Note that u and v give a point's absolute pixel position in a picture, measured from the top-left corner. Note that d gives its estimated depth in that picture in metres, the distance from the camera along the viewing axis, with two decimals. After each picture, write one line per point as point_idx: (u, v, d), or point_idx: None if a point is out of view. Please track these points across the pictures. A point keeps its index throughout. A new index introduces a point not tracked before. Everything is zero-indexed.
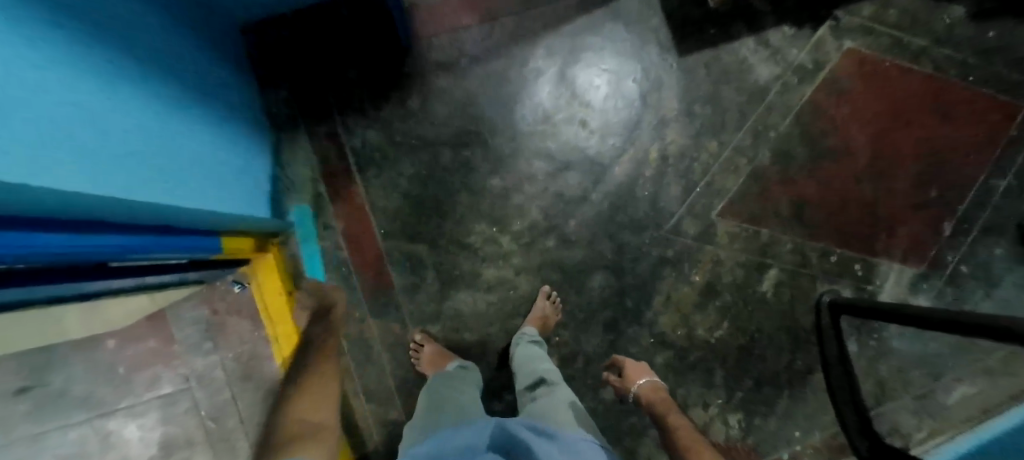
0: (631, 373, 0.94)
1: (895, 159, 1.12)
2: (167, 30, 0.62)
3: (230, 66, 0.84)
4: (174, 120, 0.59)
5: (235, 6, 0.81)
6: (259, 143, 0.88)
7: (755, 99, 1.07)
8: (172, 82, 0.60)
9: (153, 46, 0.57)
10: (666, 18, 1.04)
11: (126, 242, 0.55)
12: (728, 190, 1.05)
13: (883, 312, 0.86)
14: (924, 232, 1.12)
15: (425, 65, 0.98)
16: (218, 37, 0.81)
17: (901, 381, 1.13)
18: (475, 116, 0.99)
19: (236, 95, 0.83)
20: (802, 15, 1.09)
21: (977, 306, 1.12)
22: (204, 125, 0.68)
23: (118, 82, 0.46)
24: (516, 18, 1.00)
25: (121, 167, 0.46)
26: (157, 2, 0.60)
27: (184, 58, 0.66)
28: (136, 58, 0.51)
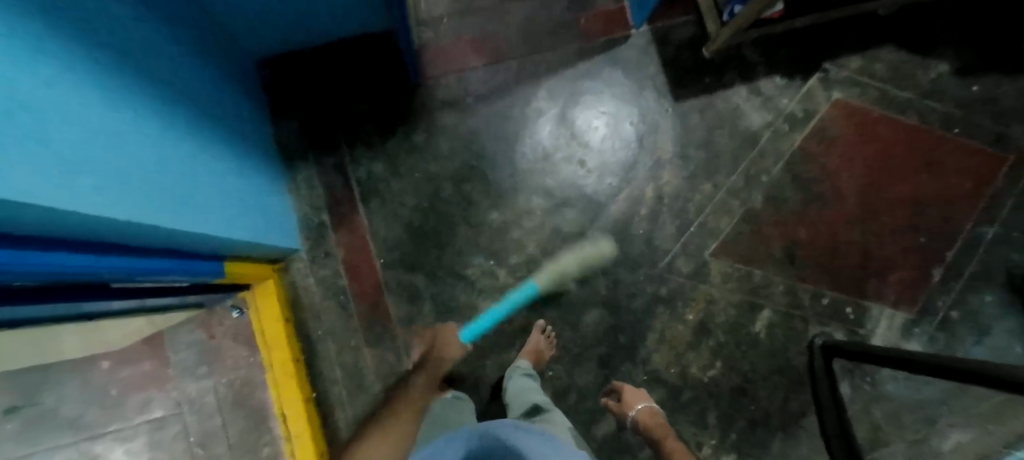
0: (628, 398, 0.94)
1: (884, 206, 1.16)
2: (181, 60, 0.65)
3: (245, 97, 0.88)
4: (180, 145, 0.61)
5: (254, 39, 0.86)
6: (269, 173, 0.91)
7: (747, 144, 1.11)
8: (180, 109, 0.63)
9: (165, 75, 0.60)
10: (663, 66, 1.10)
11: (136, 264, 0.58)
12: (721, 231, 1.07)
13: (878, 352, 0.86)
14: (914, 277, 1.14)
15: (431, 102, 1.02)
16: (234, 68, 0.85)
17: (895, 426, 1.12)
18: (478, 152, 1.02)
19: (246, 123, 0.86)
20: (792, 67, 1.15)
21: (969, 352, 1.12)
22: (213, 152, 0.71)
23: (124, 106, 0.49)
24: (520, 61, 1.05)
25: (133, 190, 0.49)
26: (174, 38, 0.64)
27: (196, 87, 0.69)
28: (144, 86, 0.54)
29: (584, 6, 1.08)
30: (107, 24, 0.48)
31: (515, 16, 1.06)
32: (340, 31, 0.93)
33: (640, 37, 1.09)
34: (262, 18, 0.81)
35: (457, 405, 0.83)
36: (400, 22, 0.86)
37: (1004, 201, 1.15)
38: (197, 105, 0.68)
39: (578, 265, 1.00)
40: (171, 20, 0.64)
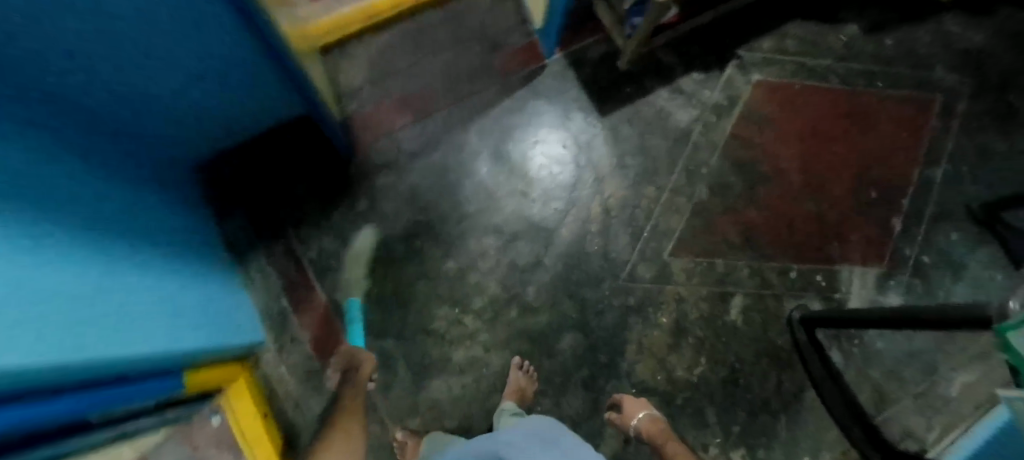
0: (628, 409, 0.93)
1: (825, 171, 1.18)
2: (112, 187, 0.67)
3: (184, 205, 0.90)
4: (126, 268, 0.62)
5: (185, 147, 0.90)
6: (219, 274, 0.91)
7: (680, 142, 1.14)
8: (119, 232, 0.64)
9: (97, 205, 0.61)
10: (583, 86, 1.14)
11: (107, 397, 0.58)
12: (674, 230, 1.09)
13: (857, 314, 0.86)
14: (875, 232, 1.15)
15: (367, 169, 1.05)
16: (166, 179, 0.86)
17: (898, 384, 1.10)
18: (422, 207, 1.04)
19: (188, 229, 0.87)
20: (707, 60, 1.19)
21: (951, 293, 1.11)
22: (162, 267, 0.72)
23: (63, 245, 0.50)
24: (446, 112, 1.09)
25: (93, 326, 0.51)
26: (106, 169, 0.67)
27: (135, 208, 0.71)
28: (80, 219, 0.55)
29: (496, 47, 1.12)
30: (41, 174, 0.50)
31: (432, 72, 1.10)
32: (264, 123, 0.96)
33: (556, 64, 1.14)
34: (187, 125, 0.83)
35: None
36: (319, 105, 0.90)
37: (939, 141, 1.19)
38: (138, 225, 0.69)
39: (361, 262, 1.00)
40: (94, 150, 0.65)
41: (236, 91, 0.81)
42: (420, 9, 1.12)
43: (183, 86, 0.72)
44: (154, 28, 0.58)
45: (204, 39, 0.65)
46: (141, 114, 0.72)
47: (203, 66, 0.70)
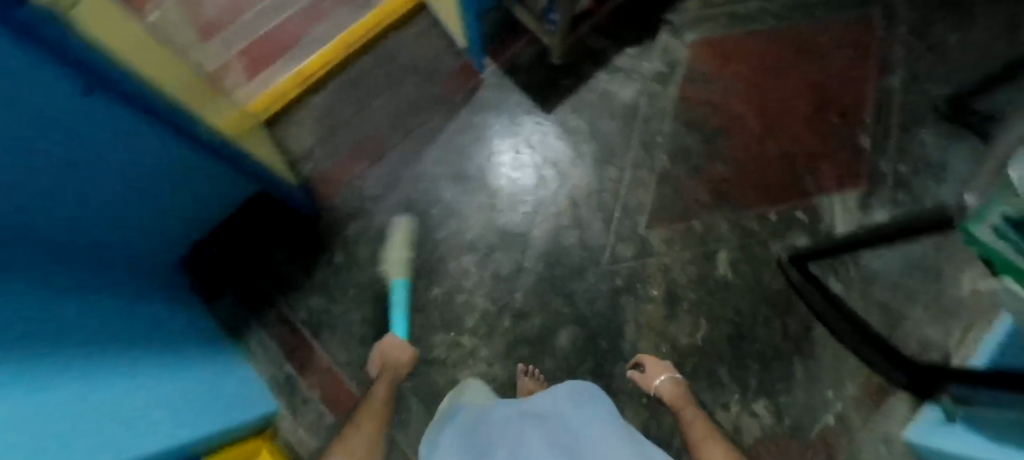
0: (651, 372, 0.96)
1: (781, 106, 1.16)
2: (108, 305, 0.71)
3: (175, 299, 0.94)
4: (139, 372, 0.67)
5: (164, 248, 0.94)
6: (227, 357, 0.95)
7: (629, 118, 1.15)
8: (124, 345, 0.68)
9: (100, 322, 0.65)
10: (523, 90, 1.16)
11: None
12: (644, 203, 1.10)
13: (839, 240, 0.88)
14: (847, 154, 1.13)
15: (339, 221, 1.10)
16: (155, 282, 0.91)
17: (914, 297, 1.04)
18: (398, 244, 1.08)
19: (187, 323, 0.91)
20: (637, 33, 1.19)
21: (941, 195, 1.09)
22: (173, 363, 0.77)
23: (81, 367, 0.55)
24: (399, 149, 1.14)
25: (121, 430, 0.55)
26: (101, 289, 0.72)
27: (135, 316, 0.76)
28: (88, 338, 0.60)
29: (432, 75, 1.16)
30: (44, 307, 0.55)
31: (378, 114, 1.15)
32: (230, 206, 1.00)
33: (491, 76, 1.17)
34: (159, 229, 0.87)
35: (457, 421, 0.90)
36: (274, 177, 0.94)
37: (886, 51, 1.17)
38: (138, 332, 0.73)
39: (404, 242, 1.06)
40: (86, 274, 0.70)
41: (197, 186, 0.86)
42: (346, 64, 1.15)
43: (149, 197, 0.77)
44: (103, 155, 0.62)
45: (151, 151, 0.69)
46: (118, 232, 0.77)
47: (159, 175, 0.75)
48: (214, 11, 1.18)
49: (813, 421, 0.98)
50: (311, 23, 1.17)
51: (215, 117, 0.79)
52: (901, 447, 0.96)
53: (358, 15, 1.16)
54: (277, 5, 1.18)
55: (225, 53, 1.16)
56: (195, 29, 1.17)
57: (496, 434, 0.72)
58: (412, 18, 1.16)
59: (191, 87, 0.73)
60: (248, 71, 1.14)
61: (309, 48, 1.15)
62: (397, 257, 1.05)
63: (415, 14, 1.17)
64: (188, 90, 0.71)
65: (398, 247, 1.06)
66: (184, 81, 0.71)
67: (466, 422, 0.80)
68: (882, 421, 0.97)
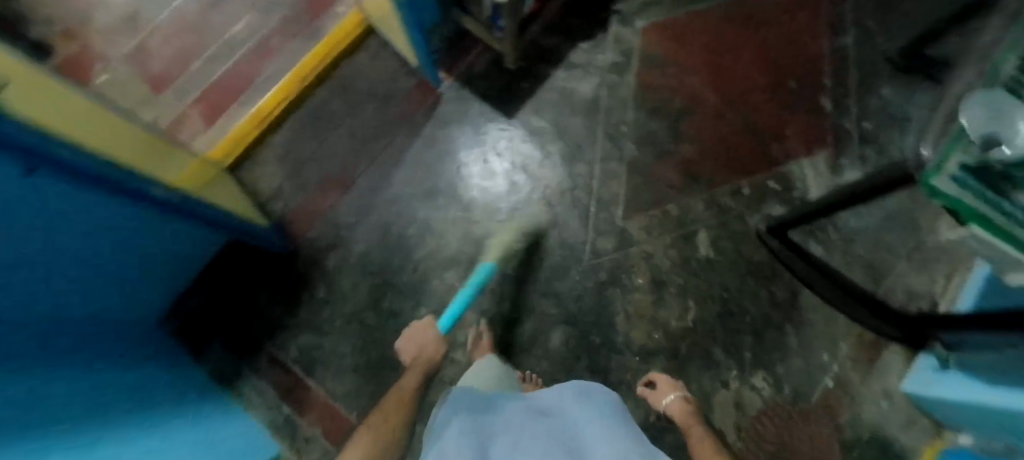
0: (662, 390, 0.94)
1: (739, 80, 1.16)
2: (109, 374, 0.71)
3: (167, 356, 0.94)
4: (148, 433, 0.67)
5: (150, 309, 0.94)
6: (227, 407, 0.95)
7: (592, 112, 1.15)
8: (128, 410, 0.68)
9: (100, 392, 0.65)
10: (483, 99, 1.16)
11: None
12: (618, 195, 1.11)
13: (810, 208, 0.90)
14: (810, 118, 1.14)
15: (317, 256, 1.09)
16: (147, 344, 0.90)
17: (895, 251, 1.05)
18: (380, 269, 1.08)
19: (183, 380, 0.91)
20: (587, 27, 1.19)
21: (907, 145, 1.09)
22: (176, 420, 0.77)
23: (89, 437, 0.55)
24: (368, 175, 1.13)
25: None
26: (101, 358, 0.72)
27: (132, 380, 0.76)
28: (89, 410, 0.60)
29: (390, 97, 1.16)
30: (46, 385, 0.56)
31: (342, 143, 1.15)
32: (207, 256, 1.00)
33: (449, 90, 1.17)
34: (142, 292, 0.88)
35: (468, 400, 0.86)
36: (240, 222, 0.94)
37: (834, 12, 1.19)
38: (139, 396, 0.74)
39: (511, 229, 1.08)
40: (88, 348, 0.70)
41: (173, 244, 0.86)
42: (305, 96, 1.16)
43: (128, 262, 0.77)
44: (77, 233, 0.63)
45: (118, 217, 0.70)
46: (106, 303, 0.77)
47: (132, 239, 0.75)
48: (163, 63, 1.17)
49: (811, 385, 0.99)
50: (263, 62, 1.17)
51: (177, 173, 0.80)
52: (901, 400, 0.97)
53: (309, 49, 1.16)
54: (226, 49, 1.18)
55: (180, 104, 1.15)
56: (147, 84, 1.16)
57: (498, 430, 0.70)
58: (362, 43, 1.18)
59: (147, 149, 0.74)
60: (207, 119, 1.14)
61: (264, 87, 1.15)
62: (505, 242, 1.07)
63: (365, 38, 1.19)
64: (144, 153, 0.72)
65: (512, 233, 1.08)
66: (139, 143, 0.71)
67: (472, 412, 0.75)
68: (879, 376, 0.99)
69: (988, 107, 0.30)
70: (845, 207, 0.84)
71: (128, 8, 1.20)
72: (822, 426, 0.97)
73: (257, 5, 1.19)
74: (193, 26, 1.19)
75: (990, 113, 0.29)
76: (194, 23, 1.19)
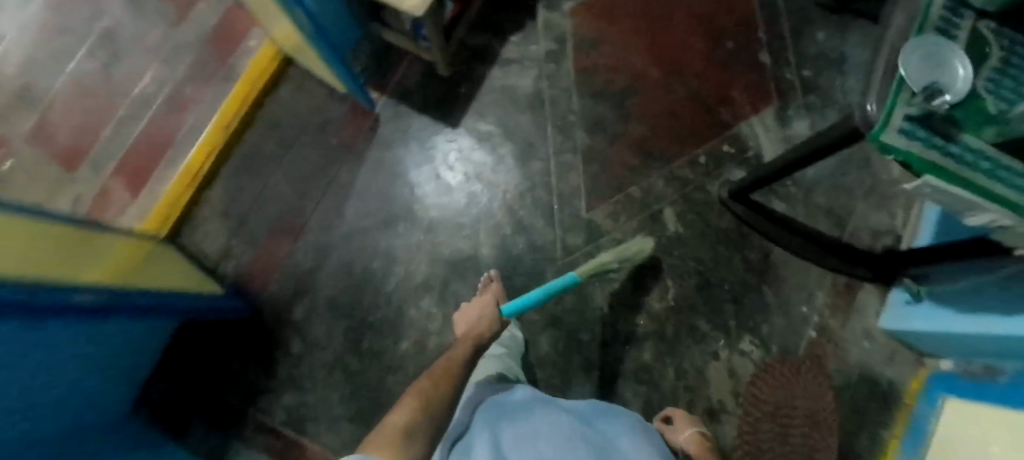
0: (679, 424, 0.90)
1: (676, 48, 1.15)
2: None
3: (148, 447, 0.88)
4: None
5: (113, 402, 0.87)
6: None
7: (537, 106, 1.12)
8: None
9: None
10: (423, 113, 1.11)
11: None
12: (579, 187, 1.09)
13: (765, 172, 0.89)
14: (752, 75, 1.13)
15: (284, 309, 1.04)
16: (125, 440, 0.84)
17: (853, 192, 1.07)
18: (352, 310, 1.04)
19: None
20: (514, 20, 1.15)
21: (846, 87, 1.11)
22: None
23: None
24: (319, 215, 1.08)
25: None
26: None
27: None
28: None
29: (325, 129, 1.10)
30: None
31: (283, 187, 1.08)
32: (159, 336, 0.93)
33: (385, 110, 1.11)
34: (95, 393, 0.79)
35: (506, 385, 0.81)
36: (189, 293, 0.87)
37: None
38: None
39: (613, 253, 1.01)
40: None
41: (116, 337, 0.78)
42: (233, 144, 1.09)
43: (82, 367, 0.71)
44: (9, 368, 0.55)
45: (65, 328, 0.64)
46: (61, 419, 0.70)
47: (80, 344, 0.69)
48: (69, 137, 1.08)
49: (796, 339, 1.01)
50: (180, 116, 1.08)
51: (97, 265, 0.71)
52: (881, 336, 1.00)
53: (227, 93, 1.09)
54: (135, 109, 1.09)
55: (99, 178, 1.06)
56: (56, 161, 1.07)
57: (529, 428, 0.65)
58: (282, 76, 1.11)
59: (55, 246, 0.64)
60: (132, 189, 1.06)
61: (187, 142, 1.07)
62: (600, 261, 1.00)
63: (284, 70, 1.12)
64: (53, 255, 0.63)
65: (612, 255, 1.00)
66: (41, 244, 0.61)
67: (496, 413, 0.70)
68: (858, 317, 1.01)
69: (927, 59, 0.41)
70: (796, 169, 0.85)
71: (15, 83, 1.09)
72: (813, 378, 1.00)
73: (159, 56, 1.10)
74: (94, 90, 1.09)
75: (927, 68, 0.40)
76: (94, 87, 1.09)
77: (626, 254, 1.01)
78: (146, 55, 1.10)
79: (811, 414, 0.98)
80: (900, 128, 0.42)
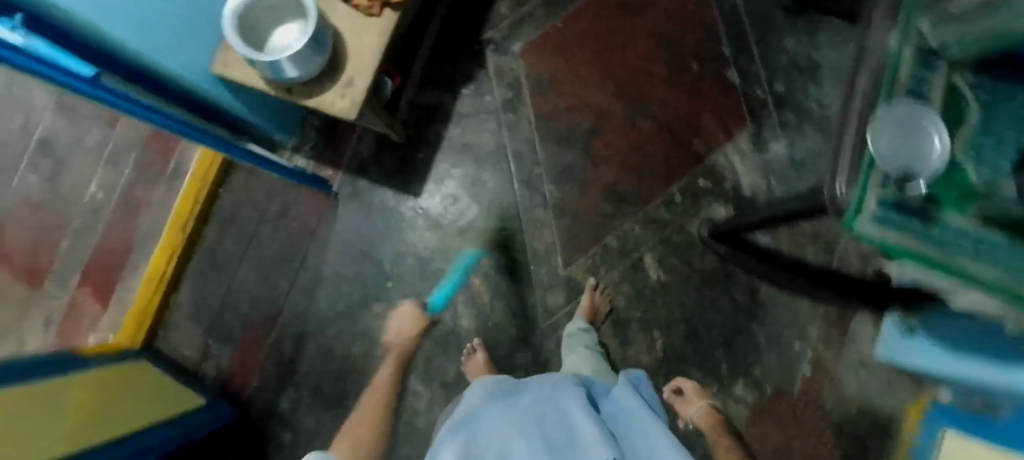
0: (693, 397, 0.91)
1: (640, 78, 1.07)
2: None
3: None
4: None
5: None
6: None
7: (499, 161, 1.06)
8: None
9: None
10: (384, 183, 1.06)
11: None
12: (552, 243, 1.05)
13: (757, 220, 0.80)
14: (722, 97, 1.05)
15: (269, 403, 1.03)
16: None
17: None
18: (337, 396, 1.02)
19: None
20: (462, 70, 1.08)
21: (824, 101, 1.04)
22: None
23: None
24: (291, 303, 1.05)
25: None
26: None
27: None
28: None
29: (285, 213, 1.06)
30: None
31: (251, 279, 1.05)
32: None
33: (344, 188, 1.07)
34: None
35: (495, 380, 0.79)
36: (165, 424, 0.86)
37: None
38: None
39: (335, 305, 1.05)
40: None
41: None
42: (194, 242, 1.05)
43: None
44: None
45: None
46: None
47: None
48: (22, 255, 1.03)
49: (790, 377, 0.99)
50: (134, 220, 1.04)
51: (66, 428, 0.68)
52: (877, 366, 0.97)
53: (178, 191, 1.04)
54: (87, 218, 1.05)
55: (65, 294, 1.03)
56: (17, 281, 1.03)
57: (517, 415, 0.61)
58: (232, 165, 1.07)
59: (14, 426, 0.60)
60: (100, 302, 1.03)
61: (146, 247, 1.04)
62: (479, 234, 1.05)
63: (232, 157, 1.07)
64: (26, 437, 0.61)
65: (484, 219, 1.05)
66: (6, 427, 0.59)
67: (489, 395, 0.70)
68: (852, 348, 0.98)
69: (893, 127, 0.35)
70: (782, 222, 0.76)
71: None
72: (811, 414, 0.98)
73: (102, 159, 1.05)
74: (42, 205, 1.05)
75: (894, 135, 0.35)
76: (40, 201, 1.05)
77: (493, 214, 1.06)
78: (88, 160, 1.05)
79: (813, 452, 0.96)
80: (875, 214, 0.36)
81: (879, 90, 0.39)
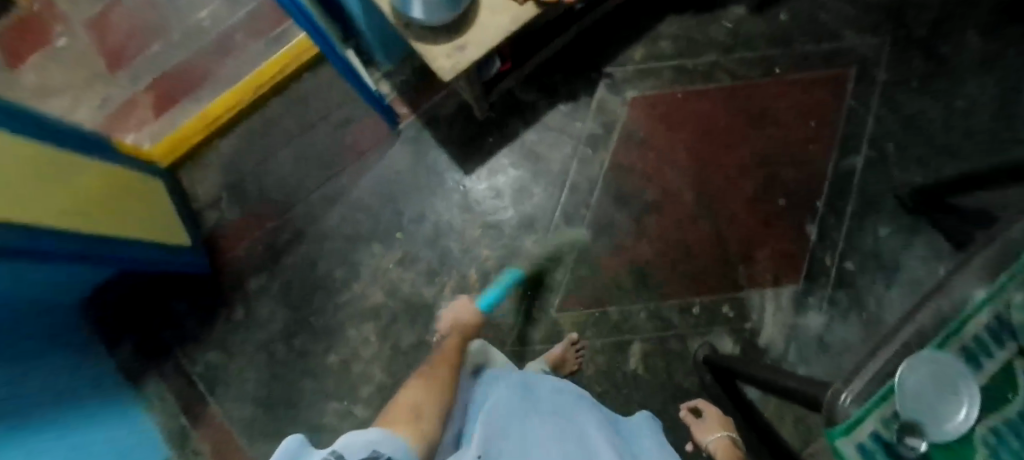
0: (710, 424, 0.82)
1: (723, 183, 1.03)
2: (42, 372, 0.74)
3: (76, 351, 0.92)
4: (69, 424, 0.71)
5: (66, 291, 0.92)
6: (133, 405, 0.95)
7: (555, 183, 1.06)
8: (62, 408, 0.73)
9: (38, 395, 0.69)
10: (445, 146, 1.07)
11: None
12: (559, 282, 1.04)
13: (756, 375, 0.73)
14: (790, 243, 0.99)
15: (241, 276, 1.06)
16: (60, 334, 0.89)
17: None
18: (299, 304, 1.04)
19: (80, 364, 0.89)
20: (569, 88, 1.08)
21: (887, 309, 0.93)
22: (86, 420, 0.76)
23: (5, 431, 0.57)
24: (308, 202, 1.08)
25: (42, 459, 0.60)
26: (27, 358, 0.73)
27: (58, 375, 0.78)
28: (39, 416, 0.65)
29: (347, 124, 1.08)
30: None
31: (287, 163, 1.08)
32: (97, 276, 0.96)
33: (408, 130, 1.08)
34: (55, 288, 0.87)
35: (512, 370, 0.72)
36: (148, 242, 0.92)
37: (860, 121, 1.00)
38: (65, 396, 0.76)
39: (343, 226, 1.07)
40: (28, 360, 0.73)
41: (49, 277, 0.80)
42: (258, 105, 1.09)
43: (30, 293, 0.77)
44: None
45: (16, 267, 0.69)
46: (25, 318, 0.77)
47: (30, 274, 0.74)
48: (121, 39, 1.11)
49: None
50: (222, 59, 1.09)
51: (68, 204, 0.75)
52: None
53: (270, 54, 1.08)
54: (185, 36, 1.10)
55: (132, 89, 1.09)
56: (105, 58, 1.10)
57: (548, 405, 0.59)
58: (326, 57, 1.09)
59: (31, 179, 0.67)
60: (156, 109, 1.08)
61: (218, 86, 1.09)
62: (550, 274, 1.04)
63: None
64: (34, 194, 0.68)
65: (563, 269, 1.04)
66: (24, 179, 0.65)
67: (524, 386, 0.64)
68: None
69: (932, 368, 0.27)
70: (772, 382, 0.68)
71: None
72: None
73: None
74: (160, 6, 1.11)
75: (932, 375, 0.27)
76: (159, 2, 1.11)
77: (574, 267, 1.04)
78: None
79: None
80: (862, 442, 0.28)
81: (940, 330, 0.30)
